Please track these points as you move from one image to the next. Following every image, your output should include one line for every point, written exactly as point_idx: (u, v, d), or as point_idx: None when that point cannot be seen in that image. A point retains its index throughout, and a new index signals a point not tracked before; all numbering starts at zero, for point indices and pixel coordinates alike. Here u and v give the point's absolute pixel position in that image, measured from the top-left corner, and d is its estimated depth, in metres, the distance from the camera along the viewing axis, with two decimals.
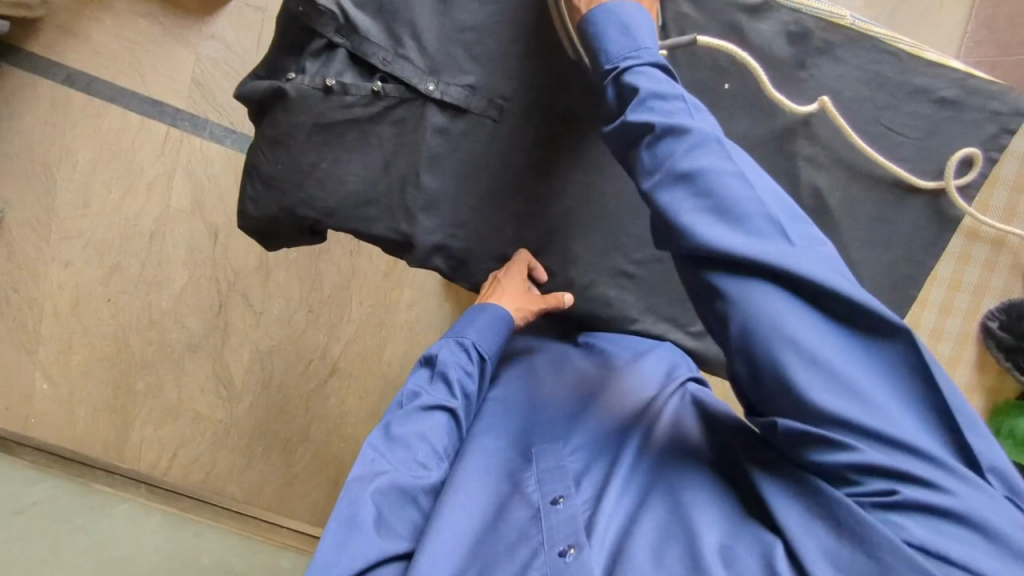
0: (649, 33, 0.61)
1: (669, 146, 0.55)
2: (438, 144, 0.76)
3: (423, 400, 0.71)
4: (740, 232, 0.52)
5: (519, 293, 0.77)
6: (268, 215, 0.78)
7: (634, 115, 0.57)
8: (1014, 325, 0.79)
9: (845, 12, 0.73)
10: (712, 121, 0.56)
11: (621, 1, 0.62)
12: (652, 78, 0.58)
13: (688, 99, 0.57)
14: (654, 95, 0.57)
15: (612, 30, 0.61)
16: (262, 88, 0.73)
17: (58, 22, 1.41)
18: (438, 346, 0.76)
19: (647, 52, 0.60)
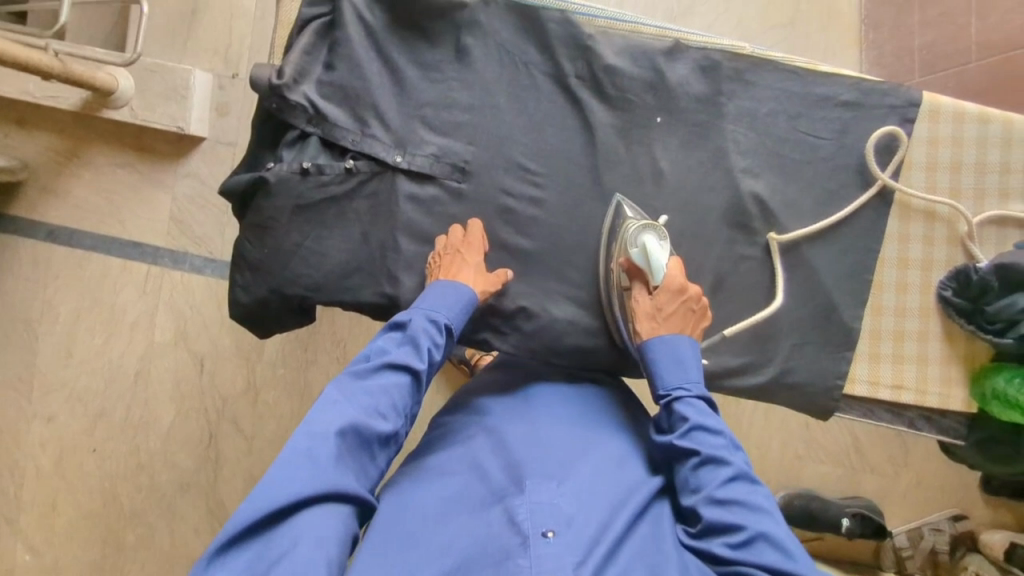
0: (698, 374, 0.74)
1: (709, 471, 0.67)
2: (413, 209, 0.82)
3: (389, 359, 0.70)
4: (765, 543, 0.63)
5: (476, 270, 0.78)
6: (258, 299, 0.83)
7: (682, 441, 0.69)
8: (965, 290, 0.83)
9: (746, 45, 0.84)
10: (745, 458, 0.69)
11: (678, 337, 0.75)
12: (700, 410, 0.70)
13: (728, 435, 0.70)
14: (701, 428, 0.69)
15: (669, 366, 0.73)
16: (246, 181, 0.80)
17: (41, 184, 1.53)
18: (410, 315, 0.74)
19: (696, 387, 0.72)
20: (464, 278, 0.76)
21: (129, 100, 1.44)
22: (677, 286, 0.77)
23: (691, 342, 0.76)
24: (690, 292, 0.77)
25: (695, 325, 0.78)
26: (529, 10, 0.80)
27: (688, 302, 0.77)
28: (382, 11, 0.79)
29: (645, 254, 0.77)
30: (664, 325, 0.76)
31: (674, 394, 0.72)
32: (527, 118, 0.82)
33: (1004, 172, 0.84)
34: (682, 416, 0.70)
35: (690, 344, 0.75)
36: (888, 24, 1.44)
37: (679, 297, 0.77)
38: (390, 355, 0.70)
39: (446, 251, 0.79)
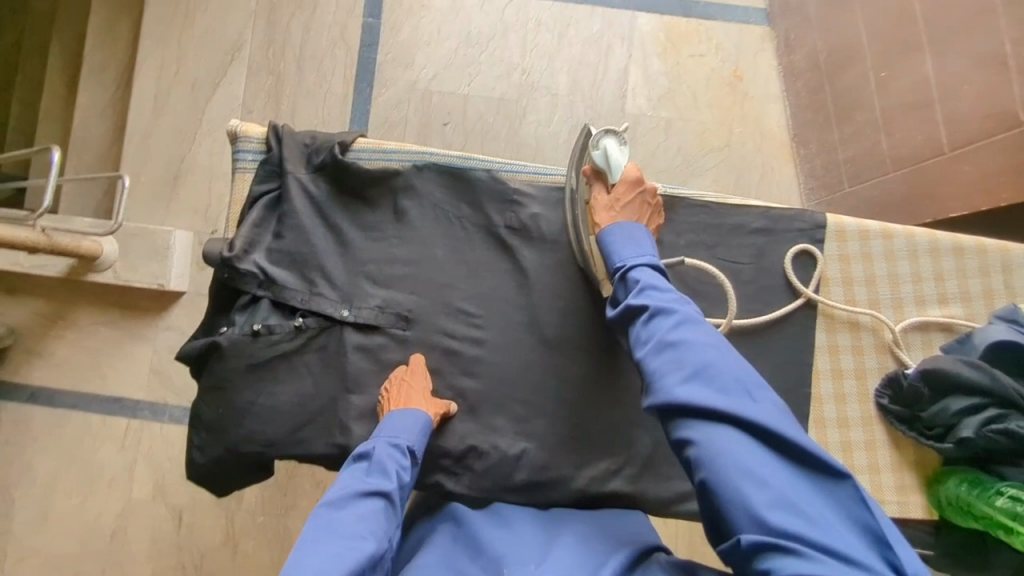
0: (651, 250, 0.80)
1: (659, 319, 0.72)
2: (360, 358, 0.86)
3: (360, 488, 0.72)
4: (716, 390, 0.67)
5: (424, 394, 0.81)
6: (214, 458, 0.85)
7: (637, 298, 0.74)
8: (901, 397, 0.86)
9: (657, 183, 0.92)
10: (695, 310, 0.74)
11: (629, 223, 0.81)
12: (649, 274, 0.77)
13: (677, 293, 0.76)
14: (651, 287, 0.75)
15: (624, 242, 0.80)
16: (200, 345, 0.84)
17: (26, 346, 1.61)
18: (372, 444, 0.76)
19: (646, 258, 0.78)
20: (416, 400, 0.80)
21: (112, 263, 1.53)
22: (633, 178, 0.84)
23: (646, 229, 0.82)
24: (645, 185, 0.85)
25: (649, 217, 0.85)
26: (458, 172, 0.88)
27: (643, 194, 0.85)
28: (325, 183, 0.87)
29: (606, 157, 0.85)
30: (621, 212, 0.83)
31: (628, 265, 0.78)
32: (464, 266, 0.88)
33: (917, 281, 0.89)
34: (636, 280, 0.76)
35: (645, 229, 0.81)
36: (814, 142, 1.55)
37: (635, 187, 0.84)
38: (360, 484, 0.72)
39: (394, 383, 0.83)
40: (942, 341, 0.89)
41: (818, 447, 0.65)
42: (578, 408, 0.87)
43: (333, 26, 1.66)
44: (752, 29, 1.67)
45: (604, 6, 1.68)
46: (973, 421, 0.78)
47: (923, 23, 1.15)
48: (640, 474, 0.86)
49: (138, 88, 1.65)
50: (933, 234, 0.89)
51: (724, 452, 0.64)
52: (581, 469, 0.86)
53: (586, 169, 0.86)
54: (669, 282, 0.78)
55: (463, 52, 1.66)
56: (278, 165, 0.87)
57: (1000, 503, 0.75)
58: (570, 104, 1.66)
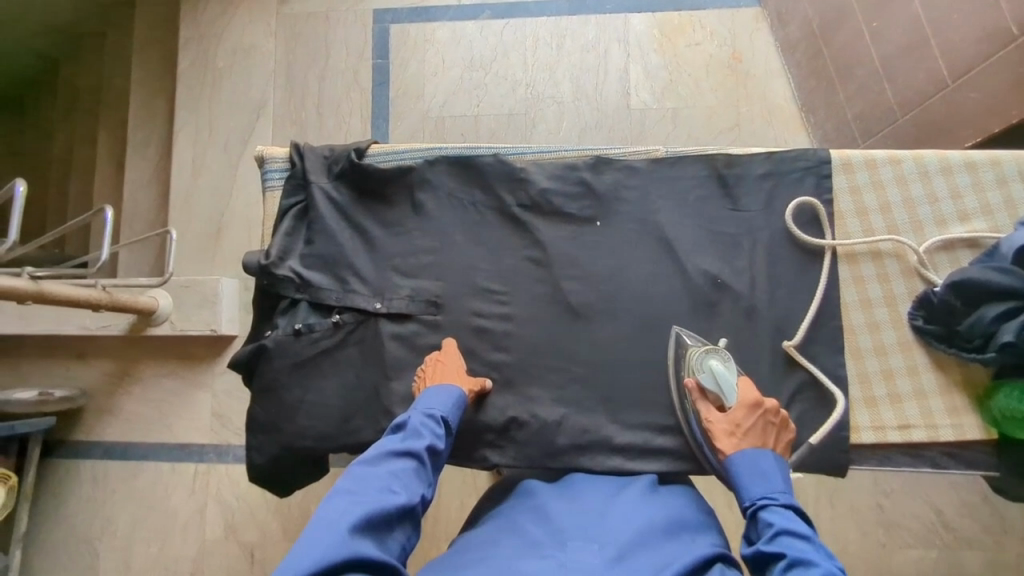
0: (785, 487, 0.75)
1: (796, 572, 0.64)
2: (397, 346, 0.91)
3: (393, 449, 0.75)
4: None
5: (458, 372, 0.85)
6: (271, 457, 0.90)
7: (768, 542, 0.68)
8: (934, 315, 0.85)
9: (658, 147, 0.94)
10: (839, 571, 0.65)
11: (759, 450, 0.77)
12: (786, 517, 0.71)
13: (819, 545, 0.68)
14: (786, 531, 0.69)
15: (751, 476, 0.76)
16: (248, 350, 0.90)
17: (98, 406, 1.71)
18: (407, 416, 0.79)
19: (781, 499, 0.73)
20: (451, 377, 0.84)
21: (168, 316, 1.63)
22: (751, 400, 0.80)
23: (774, 456, 0.77)
24: (765, 405, 0.80)
25: (777, 438, 0.79)
26: (466, 160, 0.93)
27: (765, 415, 0.80)
28: (347, 188, 0.94)
29: (713, 376, 0.81)
30: (744, 439, 0.78)
31: (760, 502, 0.73)
32: (484, 248, 0.92)
33: (933, 202, 0.89)
34: (768, 522, 0.71)
35: (774, 457, 0.77)
36: (822, 107, 1.56)
37: (754, 410, 0.79)
38: (392, 446, 0.75)
39: (427, 368, 0.86)
40: (970, 257, 0.88)
41: None
42: (612, 369, 0.89)
43: (346, 72, 1.78)
44: (743, 12, 1.71)
45: (596, 14, 1.75)
46: (1012, 324, 0.77)
47: None
48: (681, 426, 0.87)
49: (177, 154, 1.79)
50: (941, 154, 0.90)
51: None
52: (623, 428, 0.87)
53: (687, 382, 0.83)
54: (815, 534, 0.70)
55: (469, 77, 1.75)
56: (303, 177, 0.94)
57: None
58: (576, 110, 1.72)
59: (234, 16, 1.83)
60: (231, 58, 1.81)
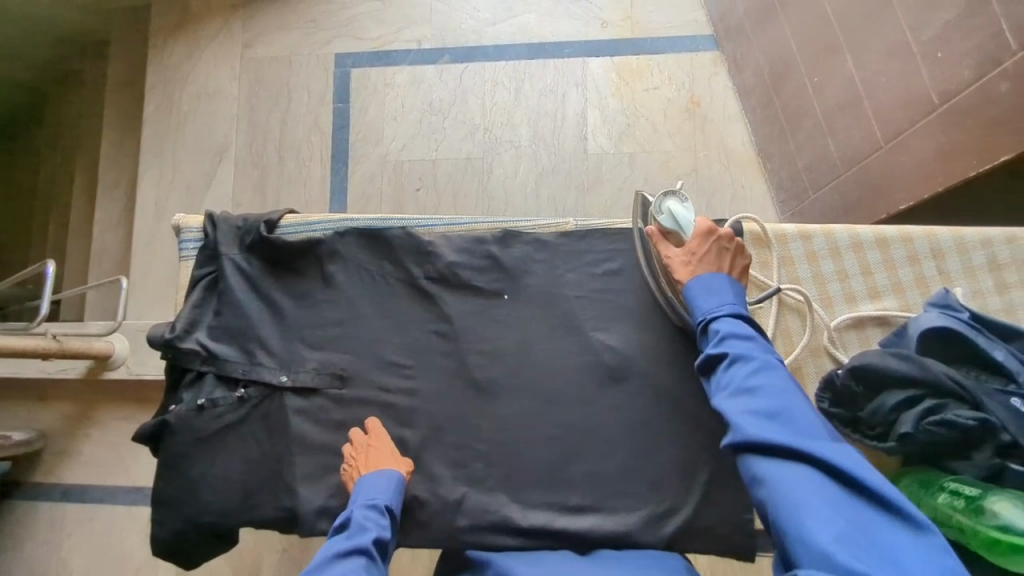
0: (735, 298, 0.78)
1: (738, 367, 0.72)
2: (301, 421, 0.90)
3: (340, 548, 0.70)
4: (787, 431, 0.66)
5: (392, 454, 0.84)
6: (174, 532, 0.89)
7: (715, 347, 0.74)
8: (839, 397, 0.83)
9: (569, 219, 0.93)
10: (775, 357, 0.73)
11: (712, 270, 0.80)
12: (733, 322, 0.75)
13: (760, 339, 0.74)
14: (732, 335, 0.74)
15: (704, 294, 0.79)
16: (152, 425, 0.90)
17: (57, 448, 1.72)
18: (347, 515, 0.76)
19: (727, 304, 0.77)
20: (387, 460, 0.83)
21: (124, 360, 1.64)
22: (705, 229, 0.82)
23: (730, 277, 0.80)
24: (719, 232, 0.82)
25: (733, 262, 0.81)
26: (375, 233, 0.93)
27: (720, 240, 0.81)
28: (256, 259, 0.94)
29: (672, 218, 0.85)
30: (700, 265, 0.81)
31: (709, 315, 0.77)
32: (391, 321, 0.92)
33: (844, 278, 0.88)
34: (714, 328, 0.76)
35: (728, 278, 0.79)
36: (776, 155, 1.54)
37: (709, 237, 0.82)
38: (339, 545, 0.71)
39: (364, 444, 0.85)
40: (880, 335, 0.86)
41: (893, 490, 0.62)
42: (516, 447, 0.88)
43: (307, 116, 1.80)
44: (701, 56, 1.71)
45: (555, 58, 1.75)
46: (912, 415, 0.75)
47: (839, 25, 1.16)
48: (585, 507, 0.86)
49: (140, 197, 1.81)
50: (854, 229, 0.89)
51: (793, 488, 0.62)
52: (525, 509, 0.86)
53: (648, 231, 0.87)
54: (756, 330, 0.76)
55: (428, 120, 1.76)
56: (214, 249, 0.94)
57: (941, 499, 0.72)
58: (533, 154, 1.71)
59: (200, 60, 1.85)
60: (196, 102, 1.83)
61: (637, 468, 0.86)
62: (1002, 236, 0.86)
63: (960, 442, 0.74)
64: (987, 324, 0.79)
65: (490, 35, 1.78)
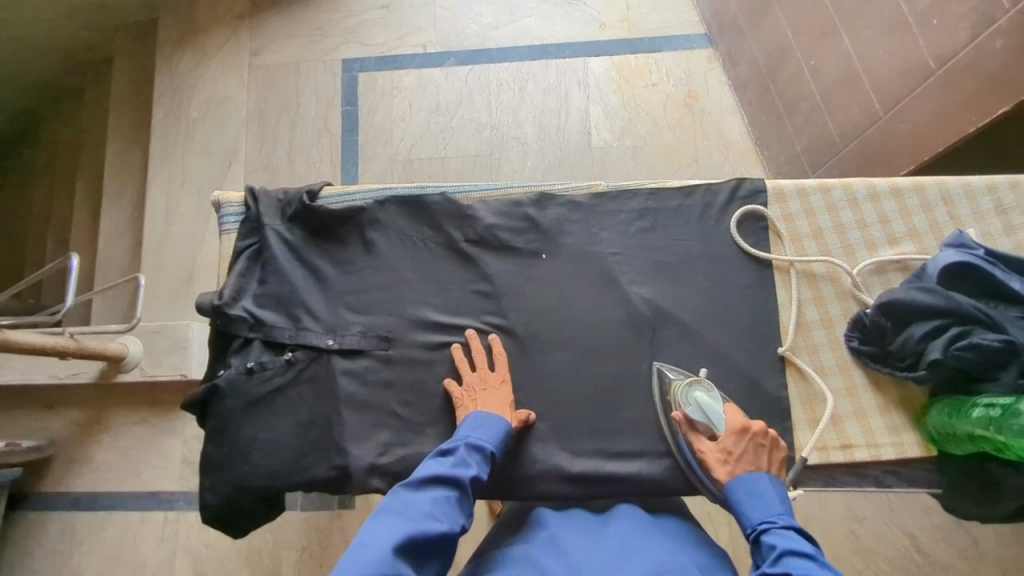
0: (784, 509, 0.75)
1: None
2: (350, 382, 0.92)
3: (440, 474, 0.75)
4: None
5: (506, 403, 0.87)
6: (223, 498, 0.89)
7: (772, 566, 0.67)
8: (869, 335, 0.88)
9: (600, 182, 0.98)
10: None
11: (756, 475, 0.78)
12: (787, 536, 0.70)
13: (823, 561, 0.67)
14: (790, 552, 0.68)
15: (751, 501, 0.76)
16: (201, 391, 0.91)
17: (66, 456, 1.70)
18: (456, 442, 0.80)
19: (781, 520, 0.73)
20: (500, 407, 0.86)
21: (138, 362, 1.64)
22: (738, 426, 0.81)
23: (771, 478, 0.78)
24: (754, 428, 0.82)
25: (770, 458, 0.81)
26: (414, 200, 0.96)
27: (755, 437, 0.81)
28: (299, 229, 0.96)
29: (701, 408, 0.83)
30: (738, 465, 0.79)
31: (760, 527, 0.73)
32: (434, 283, 0.95)
33: (863, 227, 0.93)
34: (770, 545, 0.70)
35: (770, 479, 0.78)
36: (774, 141, 1.61)
37: (744, 435, 0.81)
38: (441, 470, 0.76)
39: (486, 375, 0.89)
40: (901, 278, 0.92)
41: None
42: (560, 398, 0.91)
43: (317, 119, 1.84)
44: (696, 53, 1.79)
45: (556, 59, 1.82)
46: (939, 343, 0.80)
47: (834, 8, 1.23)
48: (631, 453, 0.89)
49: (150, 203, 1.82)
50: (870, 182, 0.94)
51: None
52: (574, 456, 0.89)
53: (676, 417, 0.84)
54: (816, 550, 0.70)
55: (435, 120, 1.81)
56: (256, 221, 0.97)
57: (975, 414, 0.75)
58: (539, 150, 1.77)
59: (208, 69, 1.89)
60: (204, 109, 1.86)
61: None
62: (1006, 181, 0.92)
63: (988, 365, 0.79)
64: (1002, 258, 0.84)
65: (492, 38, 1.85)
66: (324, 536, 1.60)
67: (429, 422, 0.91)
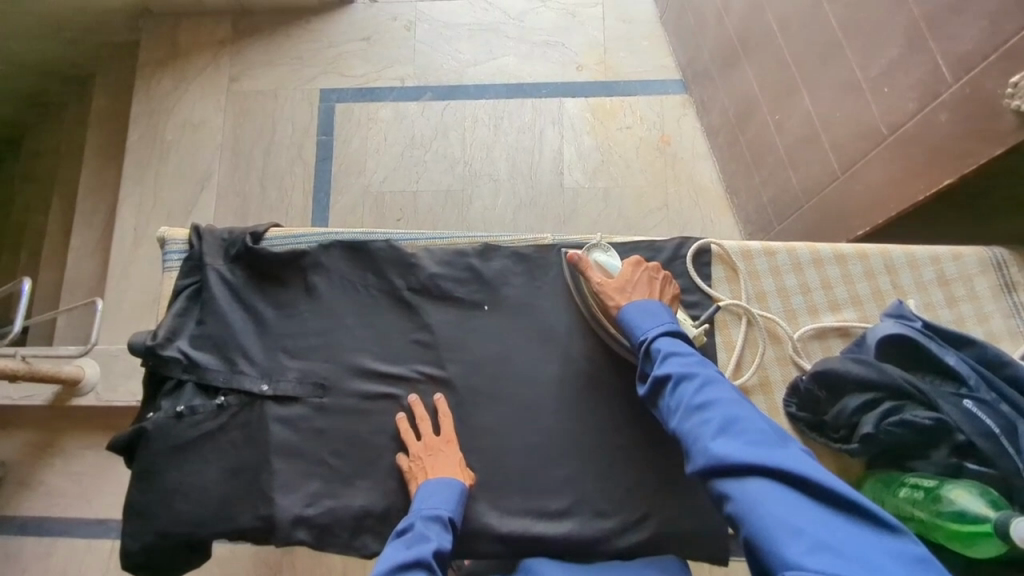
0: (669, 318, 0.83)
1: (684, 385, 0.75)
2: (282, 429, 0.90)
3: (402, 559, 0.72)
4: (742, 443, 0.68)
5: (457, 463, 0.86)
6: (145, 545, 0.87)
7: (661, 367, 0.77)
8: (806, 402, 0.87)
9: (546, 235, 0.98)
10: (716, 373, 0.76)
11: (644, 298, 0.85)
12: (671, 340, 0.80)
13: (696, 352, 0.79)
14: (673, 354, 0.78)
15: (642, 317, 0.83)
16: (129, 433, 0.89)
17: (16, 478, 1.67)
18: (410, 520, 0.79)
19: (664, 327, 0.81)
20: (451, 470, 0.85)
21: (94, 386, 1.62)
22: (635, 261, 0.89)
23: (662, 303, 0.85)
24: (646, 263, 0.89)
25: (662, 288, 0.88)
26: (358, 246, 0.96)
27: (648, 270, 0.88)
28: (240, 270, 0.96)
29: (603, 264, 0.90)
30: (634, 293, 0.86)
31: (650, 338, 0.81)
32: (375, 330, 0.94)
33: (806, 292, 0.93)
34: (657, 348, 0.79)
35: (661, 302, 0.85)
36: (743, 190, 1.61)
37: (638, 268, 0.88)
38: (401, 556, 0.73)
39: (432, 440, 0.87)
40: (841, 346, 0.91)
41: (859, 494, 0.62)
42: (495, 453, 0.89)
43: (292, 147, 1.84)
44: (670, 99, 1.81)
45: (532, 98, 1.84)
46: (871, 417, 0.79)
47: (795, 67, 1.24)
48: (563, 513, 0.87)
49: (119, 225, 1.81)
50: (813, 247, 0.94)
51: (757, 498, 0.63)
52: (504, 515, 0.87)
53: (573, 256, 0.90)
54: (690, 346, 0.81)
55: (409, 153, 1.82)
56: (198, 260, 0.96)
57: (903, 493, 0.77)
58: (511, 186, 1.77)
59: (186, 93, 1.90)
60: (180, 133, 1.87)
61: (611, 475, 0.88)
62: (948, 253, 0.92)
63: (920, 443, 0.78)
64: (938, 332, 0.84)
65: (470, 75, 1.87)
66: (274, 571, 1.57)
67: (360, 474, 0.89)
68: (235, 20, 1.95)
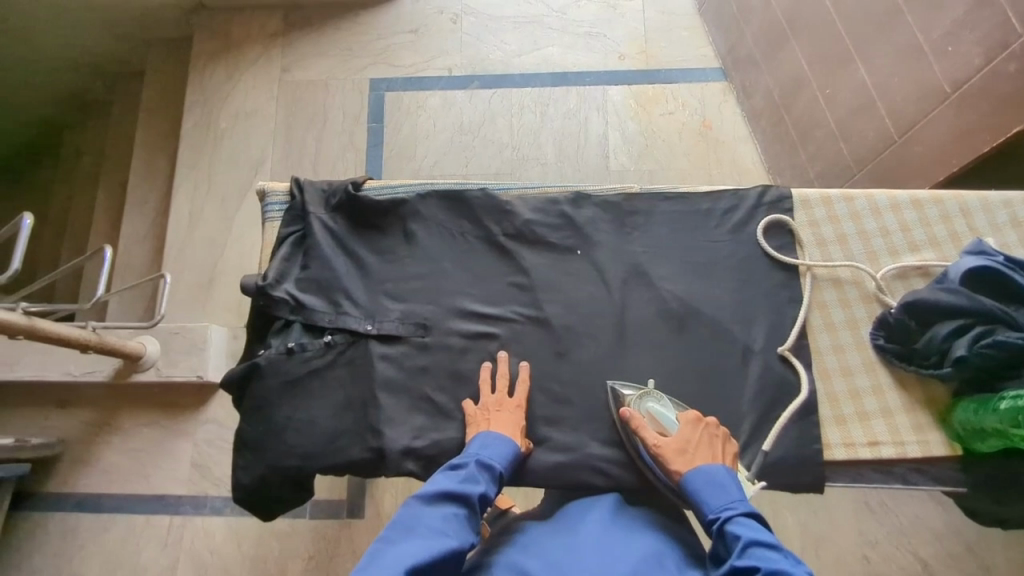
0: (741, 497, 0.78)
1: None
2: (386, 366, 0.94)
3: (449, 490, 0.77)
4: None
5: (517, 426, 0.88)
6: (258, 477, 0.90)
7: (740, 557, 0.70)
8: (894, 334, 0.92)
9: (633, 185, 1.03)
10: (807, 574, 0.69)
11: (713, 469, 0.81)
12: (750, 527, 0.74)
13: (782, 548, 0.72)
14: (754, 543, 0.72)
15: (709, 490, 0.79)
16: (242, 368, 0.93)
17: (74, 456, 1.68)
18: (467, 458, 0.82)
19: (742, 511, 0.76)
20: (512, 431, 0.86)
21: (155, 362, 1.63)
22: (692, 418, 0.85)
23: (727, 469, 0.81)
24: (707, 421, 0.85)
25: (724, 448, 0.83)
26: (456, 194, 1.00)
27: (709, 428, 0.84)
28: (341, 218, 1.00)
29: (655, 418, 0.86)
30: (697, 456, 0.82)
31: (723, 517, 0.76)
32: (473, 274, 0.98)
33: (886, 234, 0.97)
34: (734, 535, 0.74)
35: (726, 471, 0.80)
36: (787, 168, 1.66)
37: (699, 426, 0.84)
38: (449, 486, 0.78)
39: (503, 398, 0.89)
40: (923, 284, 0.95)
41: None
42: (593, 388, 0.93)
43: (343, 134, 1.89)
44: (711, 86, 1.87)
45: (577, 86, 1.90)
46: (963, 340, 0.83)
47: (851, 39, 1.30)
48: None
49: (174, 209, 1.85)
50: (890, 193, 0.99)
51: None
52: (606, 445, 0.90)
53: (625, 413, 0.87)
54: (775, 538, 0.74)
55: (458, 139, 1.87)
56: (301, 209, 1.00)
57: (1004, 406, 0.78)
58: (559, 170, 1.82)
59: (239, 83, 1.95)
60: (234, 120, 1.92)
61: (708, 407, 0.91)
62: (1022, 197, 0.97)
63: (1012, 362, 0.82)
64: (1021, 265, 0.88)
65: (516, 64, 1.93)
66: (332, 545, 1.58)
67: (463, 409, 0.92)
68: (286, 14, 2.02)
